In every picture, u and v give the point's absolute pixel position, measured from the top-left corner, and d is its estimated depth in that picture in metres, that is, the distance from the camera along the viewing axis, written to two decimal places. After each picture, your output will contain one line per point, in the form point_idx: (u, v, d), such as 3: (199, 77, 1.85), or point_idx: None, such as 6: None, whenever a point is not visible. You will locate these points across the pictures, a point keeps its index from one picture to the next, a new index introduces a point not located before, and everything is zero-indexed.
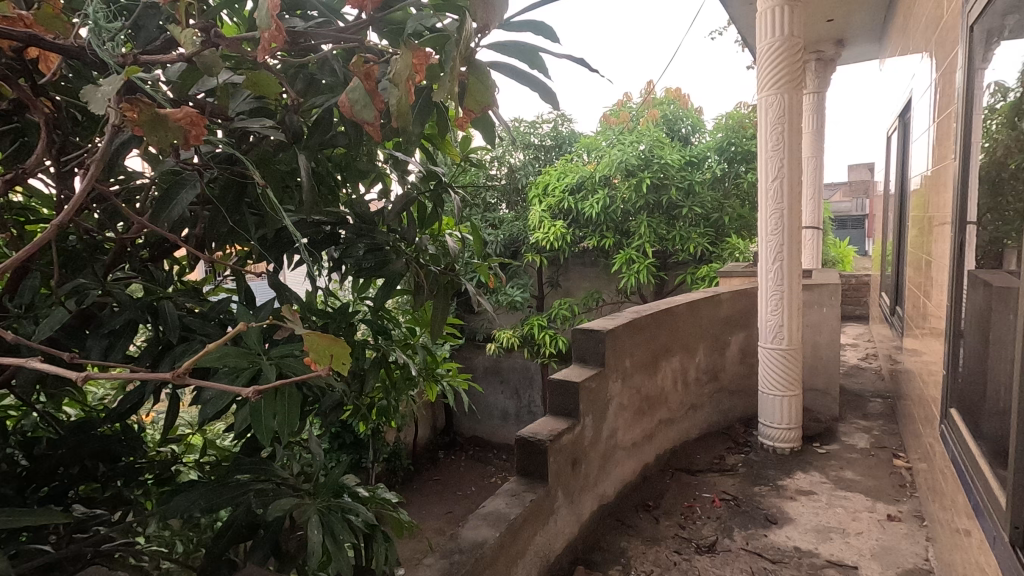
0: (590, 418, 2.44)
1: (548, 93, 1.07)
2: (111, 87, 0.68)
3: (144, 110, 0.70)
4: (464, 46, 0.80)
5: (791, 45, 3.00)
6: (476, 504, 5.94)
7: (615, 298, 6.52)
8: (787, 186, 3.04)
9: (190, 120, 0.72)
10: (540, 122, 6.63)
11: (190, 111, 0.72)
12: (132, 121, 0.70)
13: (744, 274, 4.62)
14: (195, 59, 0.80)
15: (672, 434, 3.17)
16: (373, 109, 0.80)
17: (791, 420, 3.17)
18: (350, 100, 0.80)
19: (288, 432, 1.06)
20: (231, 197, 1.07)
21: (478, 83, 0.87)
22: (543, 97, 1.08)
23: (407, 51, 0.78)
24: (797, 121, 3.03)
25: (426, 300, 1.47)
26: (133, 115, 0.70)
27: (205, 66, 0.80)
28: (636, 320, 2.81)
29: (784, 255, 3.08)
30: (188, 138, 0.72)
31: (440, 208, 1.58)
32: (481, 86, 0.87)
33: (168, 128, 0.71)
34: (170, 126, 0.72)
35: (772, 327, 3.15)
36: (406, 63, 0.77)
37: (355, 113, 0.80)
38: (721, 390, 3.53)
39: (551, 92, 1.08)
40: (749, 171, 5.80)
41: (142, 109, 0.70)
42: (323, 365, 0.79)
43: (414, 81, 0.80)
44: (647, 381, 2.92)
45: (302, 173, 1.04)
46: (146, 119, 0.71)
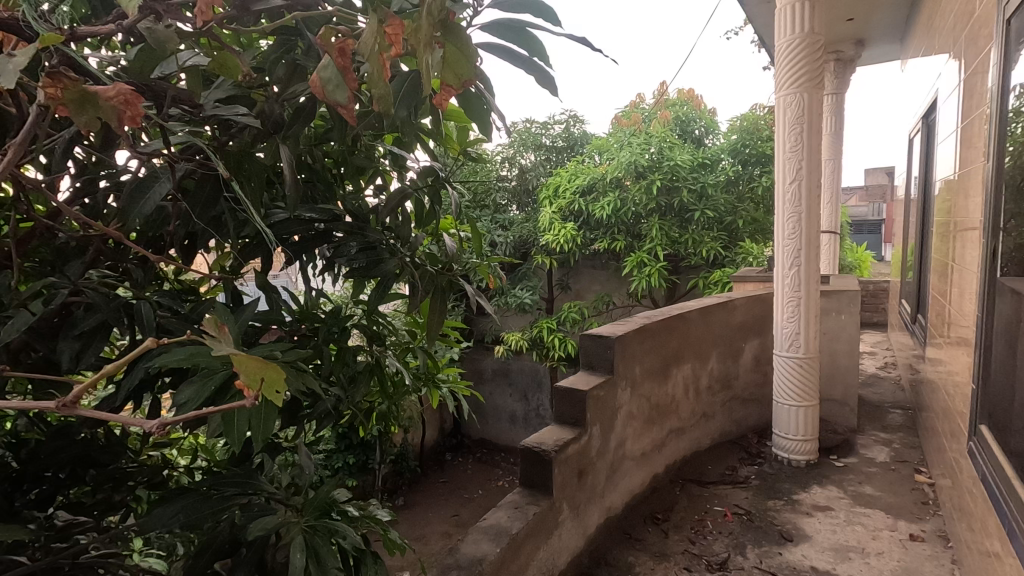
0: (597, 427, 2.35)
1: (548, 82, 0.99)
2: (25, 58, 0.63)
3: (70, 87, 0.65)
4: (438, 5, 0.72)
5: (811, 42, 2.88)
6: (482, 508, 5.86)
7: (626, 302, 6.41)
8: (806, 188, 2.93)
9: (124, 98, 0.66)
10: (551, 123, 6.53)
11: (124, 89, 0.66)
12: (54, 99, 0.65)
13: (758, 279, 4.50)
14: (147, 35, 0.77)
15: (683, 444, 3.07)
16: (347, 90, 0.73)
17: (808, 431, 3.05)
18: (321, 79, 0.73)
19: (265, 437, 0.97)
20: (207, 191, 1.03)
21: (458, 53, 0.76)
22: (541, 83, 0.99)
23: (376, 20, 0.71)
24: (817, 120, 2.91)
25: (420, 300, 1.37)
26: (56, 92, 0.65)
27: (157, 41, 0.77)
28: (646, 326, 2.71)
29: (802, 260, 2.97)
30: (122, 118, 0.66)
31: (439, 206, 1.50)
32: (460, 54, 0.75)
33: (99, 107, 0.66)
34: (102, 105, 0.66)
35: (788, 335, 3.04)
36: (373, 32, 0.71)
37: (327, 93, 0.72)
38: (734, 398, 3.42)
39: (551, 80, 0.99)
40: (764, 174, 5.67)
41: (68, 86, 0.65)
42: (253, 391, 0.68)
43: (388, 56, 0.73)
44: (657, 389, 2.82)
45: (284, 166, 1.00)
46: (75, 98, 0.65)
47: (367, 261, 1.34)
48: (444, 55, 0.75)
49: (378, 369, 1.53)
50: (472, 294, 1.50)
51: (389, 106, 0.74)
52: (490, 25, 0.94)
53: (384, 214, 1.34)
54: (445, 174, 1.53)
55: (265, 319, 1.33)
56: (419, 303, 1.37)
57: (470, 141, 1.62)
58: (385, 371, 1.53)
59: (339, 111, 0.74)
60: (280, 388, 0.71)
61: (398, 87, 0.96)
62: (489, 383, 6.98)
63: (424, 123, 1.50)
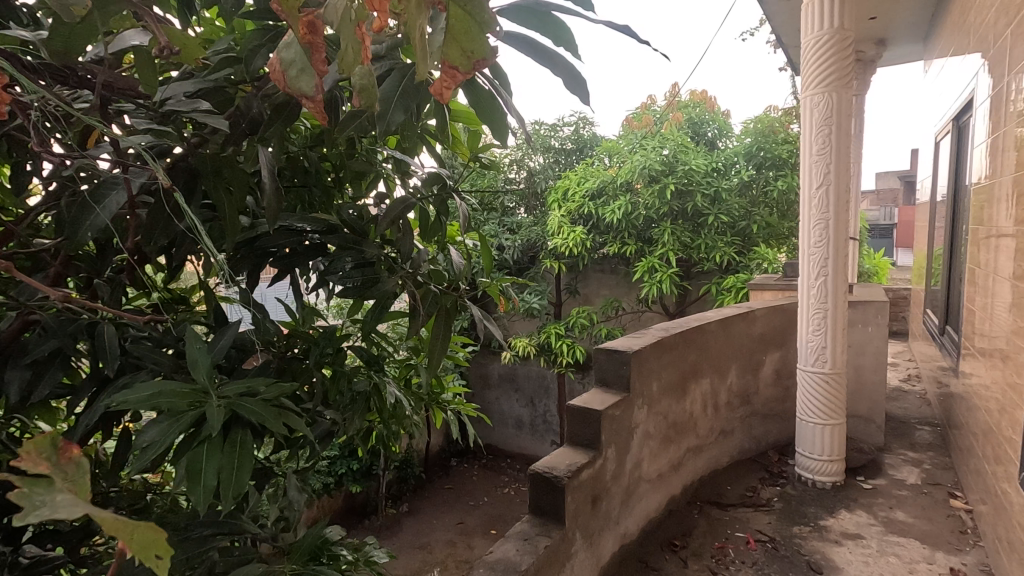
0: (613, 450, 2.19)
1: (578, 82, 0.85)
2: None
3: None
4: None
5: (840, 38, 2.72)
6: (487, 515, 5.71)
7: (636, 307, 6.24)
8: (835, 193, 2.76)
9: None
10: (560, 125, 6.37)
11: None
12: None
13: (777, 287, 4.33)
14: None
15: (700, 463, 2.91)
16: (313, 77, 0.61)
17: (835, 451, 2.88)
18: (283, 63, 0.61)
19: (234, 491, 0.83)
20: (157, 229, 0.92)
21: (471, 20, 0.58)
22: (568, 84, 0.85)
23: None
24: (847, 122, 2.75)
25: (421, 325, 1.22)
26: None
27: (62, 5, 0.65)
28: (663, 339, 2.55)
29: (829, 270, 2.80)
30: None
31: (445, 216, 1.36)
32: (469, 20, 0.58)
33: None
34: None
35: (814, 349, 2.87)
36: None
37: (289, 82, 0.61)
38: (754, 414, 3.25)
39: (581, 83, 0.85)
40: (779, 178, 5.44)
41: None
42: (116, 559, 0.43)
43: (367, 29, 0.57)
44: (674, 406, 2.66)
45: (263, 172, 0.92)
46: None
47: (364, 277, 1.19)
48: (448, 26, 0.57)
49: (382, 394, 1.38)
50: (479, 318, 1.36)
51: (372, 97, 0.63)
52: (509, 9, 0.79)
53: (380, 227, 1.19)
54: (452, 182, 1.39)
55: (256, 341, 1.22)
56: (420, 330, 1.22)
57: (480, 145, 1.47)
58: (387, 398, 1.39)
59: (303, 101, 0.62)
60: (166, 552, 0.42)
61: (388, 90, 0.84)
62: (495, 388, 6.87)
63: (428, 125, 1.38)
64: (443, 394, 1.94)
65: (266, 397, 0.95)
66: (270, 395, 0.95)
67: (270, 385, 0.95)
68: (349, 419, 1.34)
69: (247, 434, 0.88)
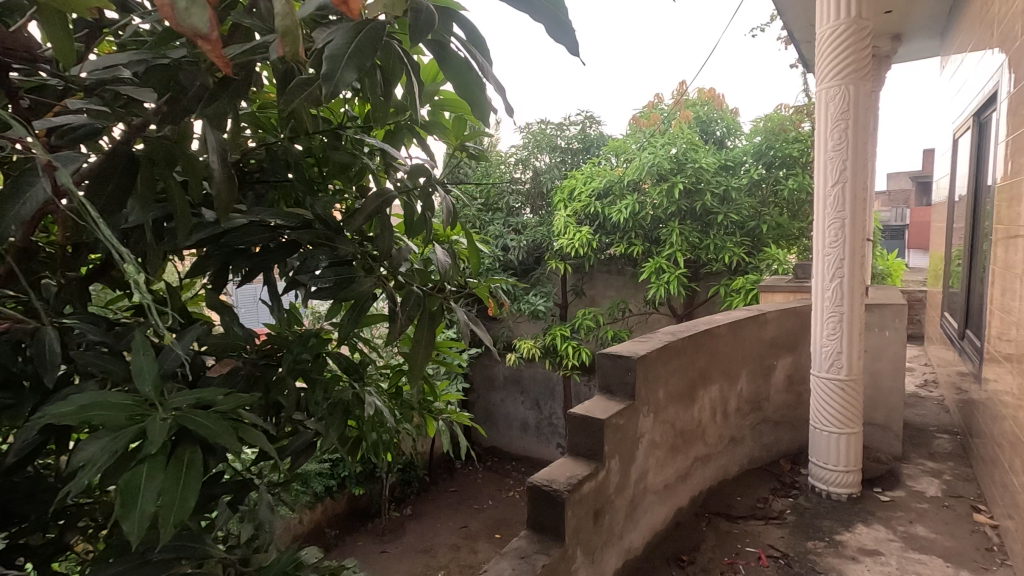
0: (616, 460, 2.07)
1: (561, 27, 0.79)
2: None
3: None
4: None
5: (857, 28, 2.59)
6: (492, 519, 5.60)
7: (642, 309, 6.11)
8: (851, 191, 2.63)
9: None
10: (567, 124, 6.26)
11: None
12: None
13: (788, 289, 4.19)
14: None
15: (709, 473, 2.78)
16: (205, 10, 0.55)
17: (850, 461, 2.74)
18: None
19: (174, 519, 0.71)
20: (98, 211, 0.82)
21: None
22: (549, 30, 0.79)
23: None
24: (864, 116, 2.61)
25: (402, 329, 1.13)
26: None
27: None
28: (670, 343, 2.43)
29: (844, 272, 2.67)
30: None
31: (430, 212, 1.26)
32: None
33: None
34: None
35: (829, 354, 2.74)
36: None
37: (182, 20, 0.54)
38: (765, 421, 3.12)
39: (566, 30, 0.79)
40: (790, 177, 5.28)
41: None
42: None
43: None
44: (682, 414, 2.54)
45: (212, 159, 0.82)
46: None
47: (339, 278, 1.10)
48: None
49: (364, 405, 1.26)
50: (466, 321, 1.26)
51: (297, 44, 0.63)
52: None
53: (353, 224, 1.08)
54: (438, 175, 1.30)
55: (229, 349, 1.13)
56: (400, 335, 1.12)
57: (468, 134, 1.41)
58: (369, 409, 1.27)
59: (198, 42, 0.57)
60: None
61: (339, 48, 0.75)
62: (500, 390, 6.76)
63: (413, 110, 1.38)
64: (436, 403, 1.85)
65: (221, 410, 0.83)
66: (225, 407, 0.83)
67: (227, 396, 0.84)
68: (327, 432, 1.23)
69: (198, 450, 0.77)
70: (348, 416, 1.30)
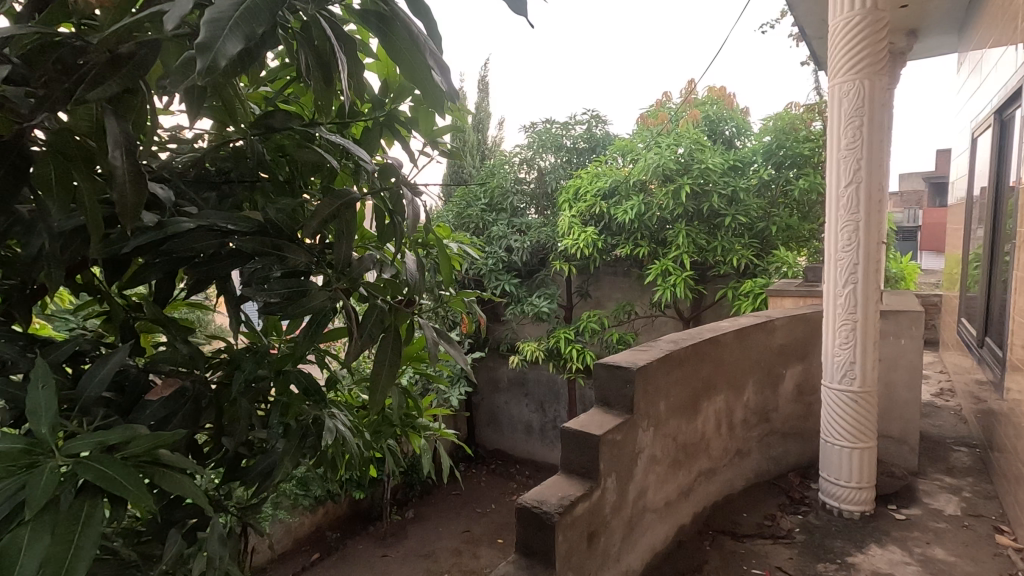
0: (613, 479, 1.95)
1: None
2: None
3: None
4: None
5: (873, 19, 2.45)
6: (494, 523, 5.47)
7: (648, 312, 5.97)
8: (866, 191, 2.49)
9: None
10: (572, 123, 6.14)
11: None
12: None
13: (799, 293, 4.03)
14: None
15: (713, 487, 2.65)
16: None
17: (864, 477, 2.60)
18: None
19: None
20: None
21: None
22: None
23: None
24: (881, 112, 2.47)
25: (361, 350, 1.04)
26: None
27: None
28: (672, 353, 2.30)
29: (858, 277, 2.52)
30: None
31: (397, 216, 1.17)
32: None
33: None
34: None
35: (841, 364, 2.59)
36: None
37: None
38: (773, 432, 2.98)
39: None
40: (800, 177, 5.11)
41: None
42: None
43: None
44: (685, 427, 2.41)
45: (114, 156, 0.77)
46: None
47: (292, 292, 1.00)
48: None
49: (324, 431, 1.16)
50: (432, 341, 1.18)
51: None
52: None
53: (308, 233, 0.97)
54: (407, 174, 1.21)
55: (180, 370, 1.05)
56: (359, 356, 1.03)
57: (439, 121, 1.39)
58: (330, 436, 1.17)
59: None
60: None
61: (223, 14, 0.69)
62: (504, 393, 6.65)
63: (393, 108, 1.35)
64: (418, 417, 1.77)
65: (132, 454, 0.75)
66: (136, 450, 0.74)
67: (139, 438, 0.76)
68: (282, 461, 1.13)
69: (99, 504, 0.69)
70: (309, 441, 1.21)
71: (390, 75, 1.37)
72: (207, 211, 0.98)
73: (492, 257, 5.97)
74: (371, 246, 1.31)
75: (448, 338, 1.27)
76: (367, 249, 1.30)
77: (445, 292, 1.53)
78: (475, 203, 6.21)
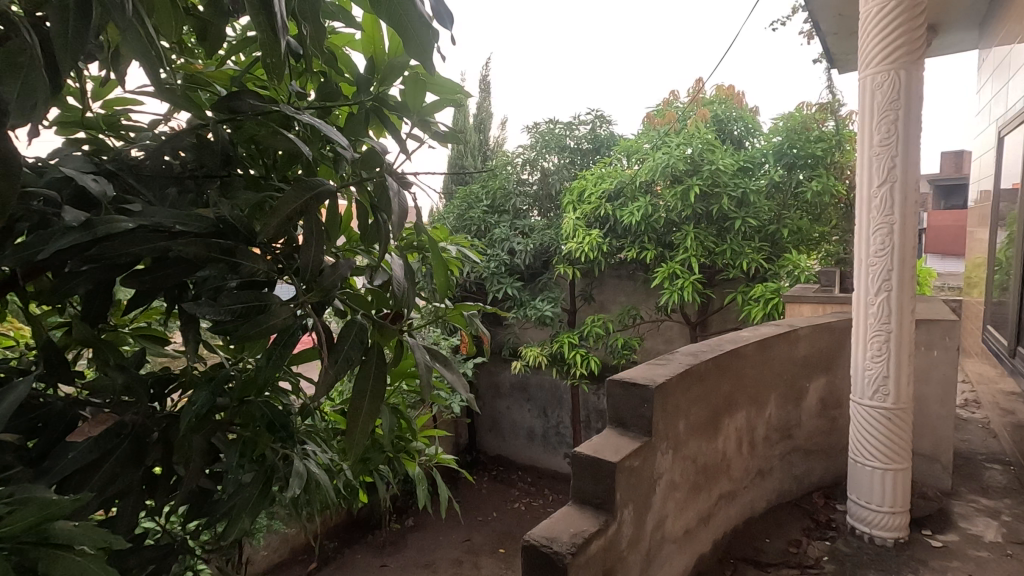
0: (630, 509, 1.76)
1: None
2: None
3: None
4: None
5: (911, 3, 2.25)
6: (495, 532, 5.26)
7: (654, 316, 5.78)
8: (901, 191, 2.29)
9: None
10: (576, 123, 5.95)
11: None
12: None
13: (817, 300, 3.83)
14: None
15: (733, 511, 2.45)
16: None
17: (898, 501, 2.39)
18: None
19: None
20: None
21: None
22: None
23: None
24: (917, 105, 2.27)
25: (335, 379, 0.84)
26: None
27: None
28: (692, 367, 2.10)
29: (893, 285, 2.33)
30: None
31: (381, 213, 0.99)
32: None
33: None
34: None
35: (873, 378, 2.39)
36: None
37: None
38: (795, 450, 2.78)
39: None
40: (813, 179, 4.86)
41: None
42: None
43: None
44: (705, 447, 2.21)
45: None
46: None
47: (247, 308, 0.81)
48: None
49: (292, 476, 0.96)
50: (424, 364, 1.00)
51: None
52: None
53: (267, 235, 0.78)
54: (392, 162, 1.03)
55: (118, 407, 0.87)
56: (332, 389, 0.84)
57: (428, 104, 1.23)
58: (300, 481, 0.97)
59: None
60: None
61: None
62: (506, 398, 6.46)
63: (384, 89, 1.19)
64: (413, 442, 1.58)
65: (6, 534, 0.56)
66: (11, 530, 0.55)
67: (18, 513, 0.56)
68: (240, 514, 0.93)
69: None
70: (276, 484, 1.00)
71: (378, 54, 1.20)
72: (151, 209, 0.80)
73: (494, 260, 5.78)
74: (355, 249, 1.15)
75: (443, 358, 1.08)
76: (352, 251, 1.14)
77: (442, 305, 1.34)
78: (477, 204, 6.02)
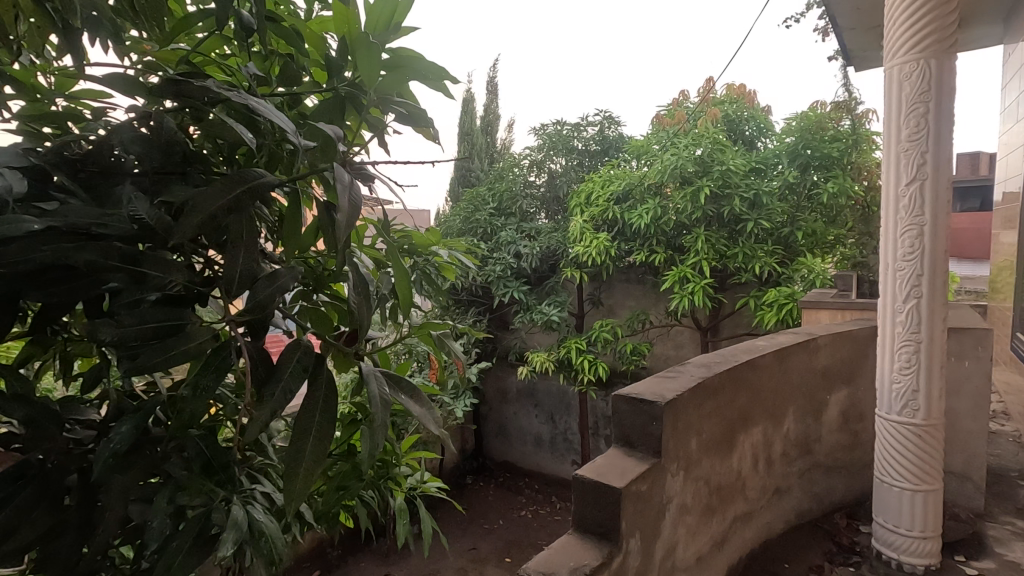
0: (637, 538, 1.60)
1: None
2: None
3: None
4: None
5: None
6: (502, 541, 5.09)
7: (663, 321, 5.60)
8: (932, 188, 2.12)
9: None
10: (584, 125, 5.80)
11: None
12: None
13: (837, 306, 3.63)
14: None
15: (749, 533, 2.29)
16: None
17: (928, 525, 2.20)
18: None
19: None
20: None
21: None
22: None
23: None
24: (949, 97, 2.10)
25: (270, 417, 0.71)
26: None
27: None
28: (705, 380, 1.95)
29: (923, 290, 2.15)
30: None
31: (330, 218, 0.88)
32: None
33: None
34: None
35: (901, 392, 2.22)
36: None
37: None
38: (815, 466, 2.61)
39: None
40: (828, 179, 4.57)
41: None
42: None
43: None
44: (719, 466, 2.05)
45: None
46: None
47: (162, 327, 0.72)
48: None
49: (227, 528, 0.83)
50: (378, 396, 0.87)
51: None
52: None
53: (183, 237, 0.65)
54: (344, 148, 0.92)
55: (30, 441, 0.76)
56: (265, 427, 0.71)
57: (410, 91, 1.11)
58: (236, 533, 0.84)
59: None
60: None
61: None
62: (513, 403, 6.31)
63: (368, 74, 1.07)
64: (398, 467, 1.45)
65: None
66: None
67: None
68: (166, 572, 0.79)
69: None
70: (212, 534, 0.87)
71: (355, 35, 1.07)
72: (64, 209, 0.69)
73: (499, 264, 5.65)
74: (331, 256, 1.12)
75: (408, 389, 0.94)
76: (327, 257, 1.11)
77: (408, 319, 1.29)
78: (483, 207, 5.89)
